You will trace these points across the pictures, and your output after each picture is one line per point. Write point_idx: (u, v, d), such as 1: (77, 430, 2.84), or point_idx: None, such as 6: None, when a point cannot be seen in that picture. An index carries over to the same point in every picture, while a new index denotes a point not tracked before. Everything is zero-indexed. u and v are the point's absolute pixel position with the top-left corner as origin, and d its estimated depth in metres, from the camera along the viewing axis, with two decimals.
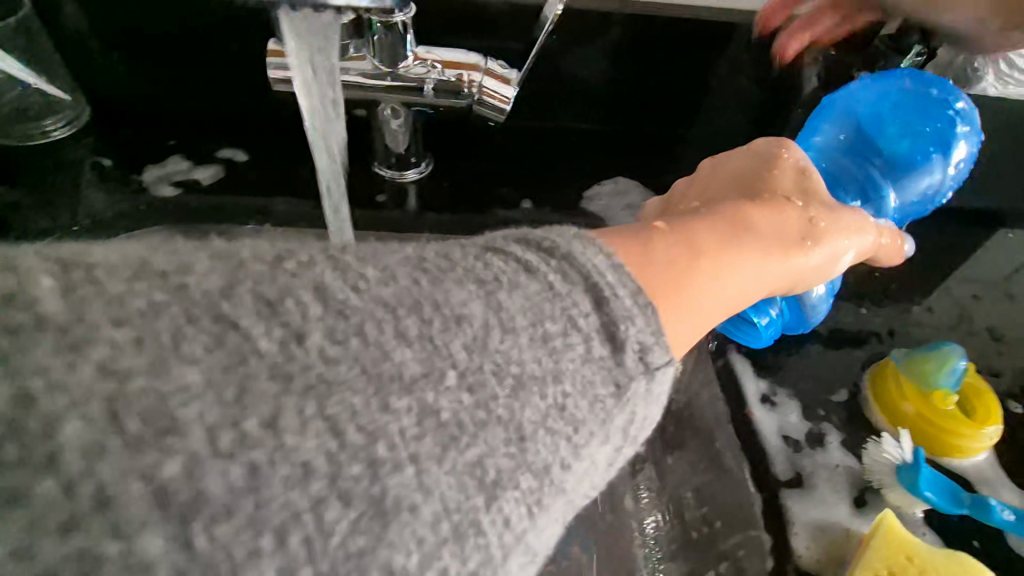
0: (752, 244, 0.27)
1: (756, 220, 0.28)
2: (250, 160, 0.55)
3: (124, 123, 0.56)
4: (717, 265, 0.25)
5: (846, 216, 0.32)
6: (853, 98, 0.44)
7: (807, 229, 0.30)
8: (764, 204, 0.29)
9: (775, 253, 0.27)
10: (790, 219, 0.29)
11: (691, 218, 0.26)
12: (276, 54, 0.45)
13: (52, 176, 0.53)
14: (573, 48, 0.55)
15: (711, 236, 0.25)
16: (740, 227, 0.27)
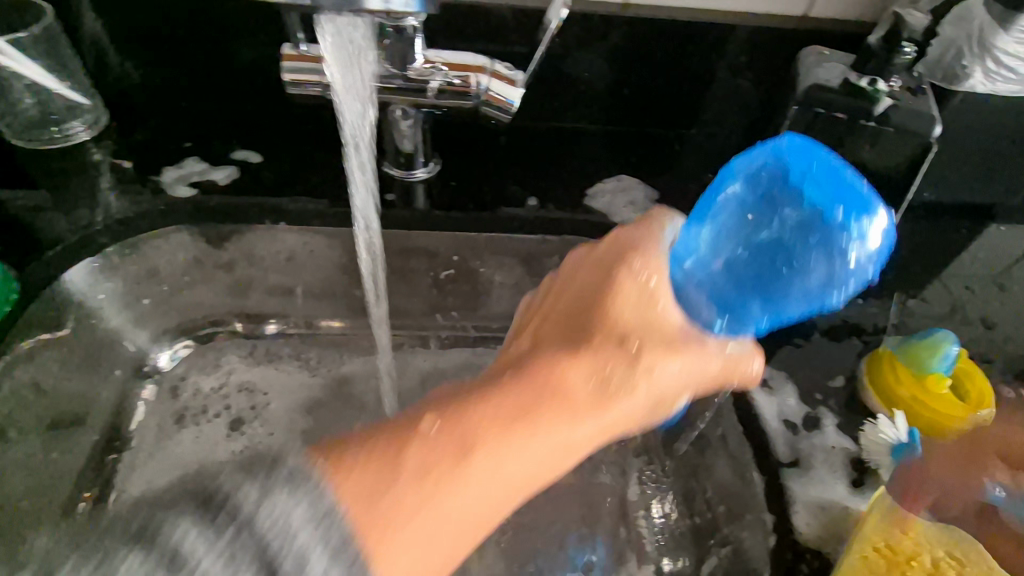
0: (523, 428, 0.29)
1: (547, 392, 0.30)
2: (264, 161, 0.56)
3: (140, 126, 0.58)
4: (464, 473, 0.27)
5: (659, 369, 0.33)
6: (757, 161, 0.33)
7: (600, 390, 0.31)
8: (530, 384, 0.30)
9: (544, 432, 0.29)
10: (576, 384, 0.31)
11: (450, 408, 0.28)
12: (293, 58, 0.48)
13: (71, 175, 0.55)
14: (574, 50, 0.58)
15: (425, 470, 0.26)
16: (462, 457, 0.27)
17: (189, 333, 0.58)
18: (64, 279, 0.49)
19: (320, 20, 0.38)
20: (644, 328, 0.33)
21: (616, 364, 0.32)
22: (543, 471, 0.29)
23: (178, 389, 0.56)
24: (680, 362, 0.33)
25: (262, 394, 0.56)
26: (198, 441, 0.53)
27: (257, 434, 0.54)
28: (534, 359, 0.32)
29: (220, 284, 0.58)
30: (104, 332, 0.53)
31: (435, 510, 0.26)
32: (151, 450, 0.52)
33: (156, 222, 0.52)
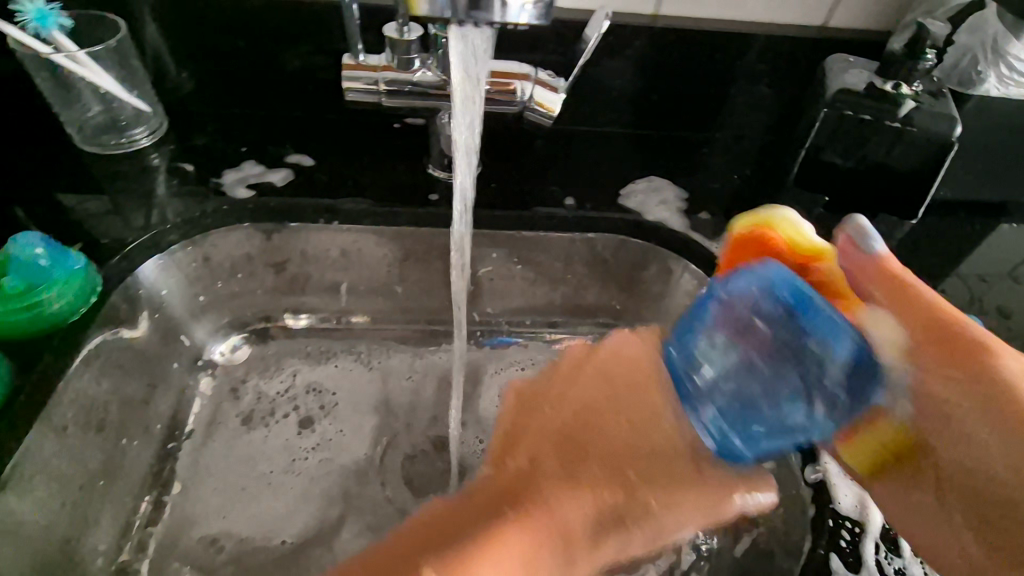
0: (554, 546, 0.33)
1: (558, 518, 0.34)
2: (316, 163, 0.60)
3: (199, 132, 0.61)
4: None
5: (671, 516, 0.35)
6: (721, 298, 0.35)
7: (607, 525, 0.34)
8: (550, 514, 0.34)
9: (569, 551, 0.33)
10: (588, 513, 0.34)
11: (496, 523, 0.33)
12: (352, 68, 0.52)
13: (135, 177, 0.58)
14: (605, 60, 0.62)
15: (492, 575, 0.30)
16: (534, 554, 0.32)
17: (244, 327, 0.62)
18: (136, 274, 0.51)
19: (453, 28, 0.41)
20: (637, 453, 0.36)
21: (631, 500, 0.35)
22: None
23: (238, 389, 0.59)
24: (664, 507, 0.35)
25: (330, 394, 0.59)
26: (269, 440, 0.56)
27: (327, 432, 0.57)
28: (562, 474, 0.35)
29: (273, 283, 0.61)
30: (168, 326, 0.56)
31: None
32: (220, 444, 0.55)
33: (223, 221, 0.55)
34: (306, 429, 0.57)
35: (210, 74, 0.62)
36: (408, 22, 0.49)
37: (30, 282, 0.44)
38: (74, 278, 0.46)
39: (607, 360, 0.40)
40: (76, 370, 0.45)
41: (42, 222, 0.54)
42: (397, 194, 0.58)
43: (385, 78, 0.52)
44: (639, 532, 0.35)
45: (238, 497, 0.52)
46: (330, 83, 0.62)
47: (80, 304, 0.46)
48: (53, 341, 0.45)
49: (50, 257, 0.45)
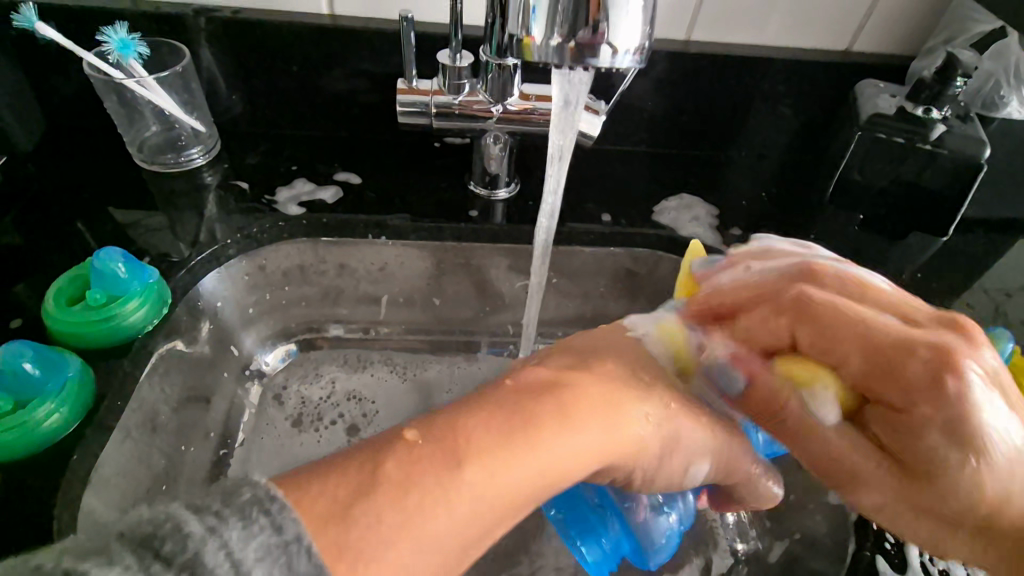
0: (558, 425, 0.32)
1: (564, 403, 0.33)
2: (364, 182, 0.63)
3: (251, 153, 0.64)
4: (494, 445, 0.30)
5: (676, 400, 0.37)
6: None
7: (611, 413, 0.34)
8: (559, 395, 0.33)
9: (574, 437, 0.32)
10: (597, 399, 0.34)
11: (504, 406, 0.32)
12: (406, 92, 0.55)
13: (190, 194, 0.60)
14: (640, 83, 0.65)
15: (488, 431, 0.30)
16: (529, 421, 0.31)
17: (289, 337, 0.64)
18: (198, 286, 0.55)
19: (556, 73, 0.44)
20: (638, 351, 0.40)
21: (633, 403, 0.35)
22: (563, 468, 0.31)
23: (280, 395, 0.61)
24: (681, 418, 0.36)
25: (371, 402, 0.61)
26: (320, 445, 0.58)
27: (374, 438, 0.58)
28: (560, 371, 0.35)
29: (317, 295, 0.63)
30: (222, 336, 0.58)
31: (484, 477, 0.29)
32: (270, 447, 0.57)
33: (277, 236, 0.58)
34: (353, 433, 0.59)
35: (261, 97, 0.65)
36: (460, 48, 0.53)
37: (113, 293, 0.47)
38: (150, 290, 0.48)
39: (621, 318, 0.43)
40: (147, 377, 0.48)
41: (106, 236, 0.56)
42: (440, 210, 0.61)
43: (436, 102, 0.55)
44: (628, 421, 0.34)
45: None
46: (375, 106, 0.65)
47: (154, 315, 0.49)
48: (129, 349, 0.47)
49: (129, 269, 0.47)
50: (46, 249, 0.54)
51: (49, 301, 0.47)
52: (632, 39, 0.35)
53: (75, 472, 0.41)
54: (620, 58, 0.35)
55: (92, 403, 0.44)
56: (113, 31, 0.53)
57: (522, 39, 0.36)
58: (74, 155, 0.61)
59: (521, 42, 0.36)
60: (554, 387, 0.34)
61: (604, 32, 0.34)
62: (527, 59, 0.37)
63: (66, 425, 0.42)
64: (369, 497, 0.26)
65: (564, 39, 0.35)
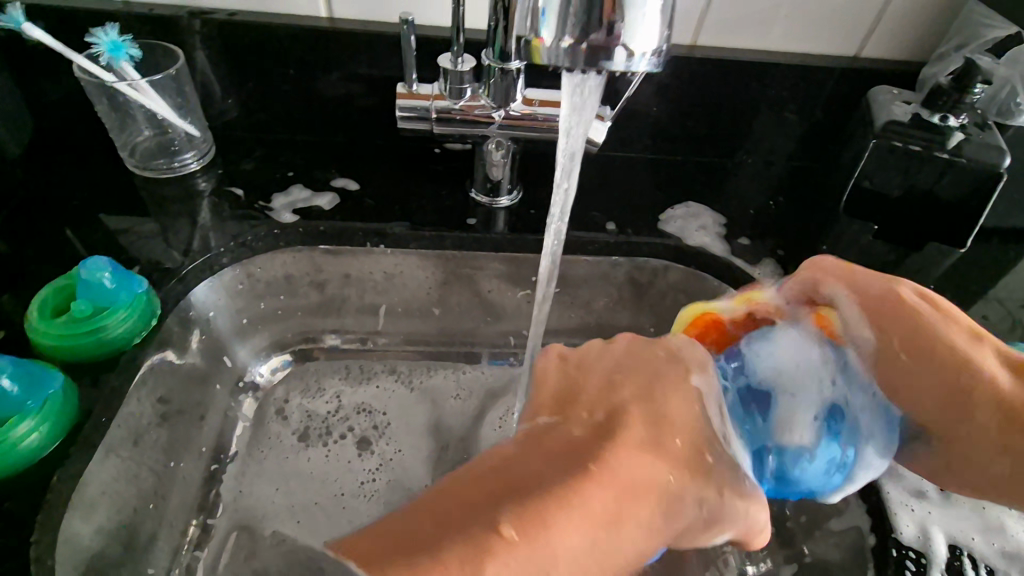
0: (640, 522, 0.29)
1: (648, 504, 0.29)
2: (361, 188, 0.61)
3: (247, 159, 0.63)
4: (578, 557, 0.26)
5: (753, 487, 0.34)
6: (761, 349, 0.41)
7: (693, 515, 0.31)
8: (645, 494, 0.29)
9: (650, 535, 0.29)
10: (676, 499, 0.30)
11: (562, 500, 0.27)
12: (406, 96, 0.53)
13: (184, 201, 0.59)
14: (644, 88, 0.63)
15: (579, 538, 0.27)
16: (615, 521, 0.28)
17: (285, 348, 0.62)
18: (191, 296, 0.53)
19: (563, 76, 0.42)
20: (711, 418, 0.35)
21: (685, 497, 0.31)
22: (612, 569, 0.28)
23: (283, 410, 0.59)
24: (753, 509, 0.33)
25: (382, 414, 0.59)
26: (329, 460, 0.56)
27: (387, 451, 0.57)
28: (640, 450, 0.31)
29: (314, 303, 0.62)
30: (214, 347, 0.57)
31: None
32: (278, 464, 0.55)
33: (273, 244, 0.56)
34: (365, 448, 0.57)
35: (258, 102, 0.63)
36: (462, 52, 0.51)
37: (99, 304, 0.45)
38: (139, 300, 0.47)
39: (679, 371, 0.37)
40: (135, 392, 0.46)
41: (95, 245, 0.54)
42: (440, 217, 0.59)
43: (436, 107, 0.53)
44: (681, 515, 0.30)
45: (309, 514, 0.52)
46: (374, 110, 0.63)
47: (143, 326, 0.47)
48: (116, 362, 0.45)
49: (117, 279, 0.45)
50: (33, 258, 0.53)
51: (33, 313, 0.45)
52: (649, 43, 0.34)
53: (57, 494, 0.39)
54: (636, 62, 0.34)
55: (76, 420, 0.42)
56: (104, 33, 0.52)
57: (530, 39, 0.35)
58: (64, 160, 0.60)
59: (529, 44, 0.35)
60: (640, 478, 0.30)
61: (620, 33, 0.33)
62: (535, 61, 0.35)
63: (47, 443, 0.40)
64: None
65: (577, 40, 0.33)
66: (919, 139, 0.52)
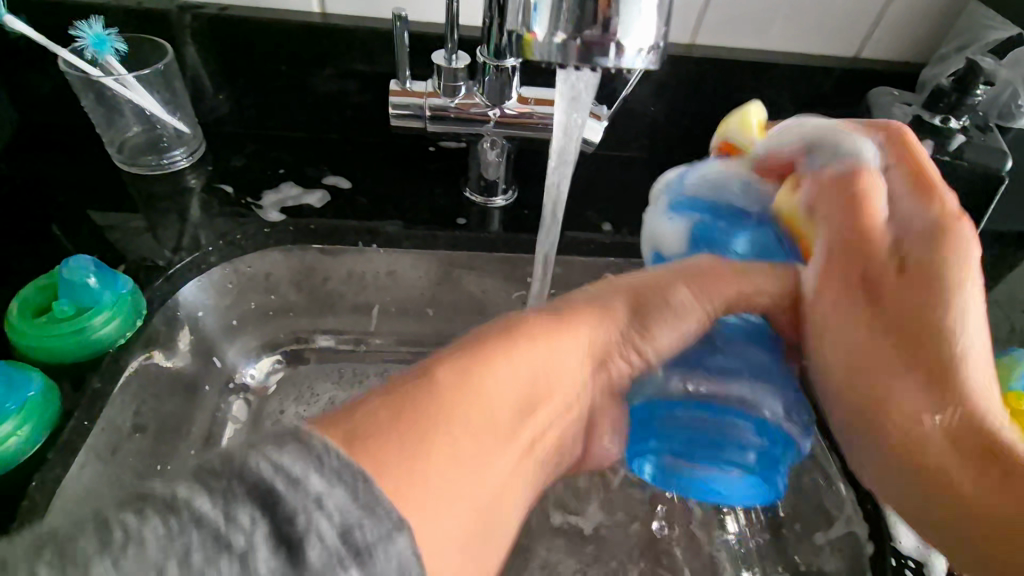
0: (498, 349, 0.34)
1: (493, 331, 0.36)
2: (354, 187, 0.60)
3: (238, 156, 0.62)
4: (451, 411, 0.29)
5: (613, 284, 0.42)
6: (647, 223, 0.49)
7: (544, 322, 0.38)
8: (489, 334, 0.36)
9: (513, 356, 0.35)
10: (531, 327, 0.37)
11: (466, 356, 0.33)
12: (399, 94, 0.52)
13: (173, 198, 0.58)
14: (642, 88, 0.63)
15: (452, 383, 0.30)
16: (467, 371, 0.32)
17: (276, 348, 0.61)
18: (178, 296, 0.51)
19: (557, 70, 0.40)
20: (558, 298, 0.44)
21: (644, 298, 0.41)
22: (535, 378, 0.36)
23: (280, 421, 0.58)
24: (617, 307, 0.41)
25: None
26: None
27: None
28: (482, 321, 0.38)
29: (306, 304, 0.61)
30: (203, 347, 0.56)
31: (464, 413, 0.29)
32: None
33: (263, 242, 0.55)
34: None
35: (251, 100, 0.62)
36: (456, 49, 0.50)
37: (82, 304, 0.44)
38: (123, 300, 0.46)
39: None
40: (120, 393, 0.45)
41: (81, 242, 0.53)
42: (434, 217, 0.58)
43: (430, 105, 0.52)
44: (529, 327, 0.37)
45: None
46: (367, 107, 0.62)
47: (127, 327, 0.46)
48: (99, 363, 0.44)
49: (101, 279, 0.45)
50: (18, 255, 0.52)
51: (14, 313, 0.44)
52: (645, 40, 0.33)
53: (36, 498, 0.38)
54: (631, 57, 0.33)
55: (57, 421, 0.41)
56: (88, 25, 0.51)
57: (523, 34, 0.34)
58: (52, 155, 0.59)
59: (521, 38, 0.34)
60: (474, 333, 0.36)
61: (614, 29, 0.32)
62: (528, 56, 0.34)
63: (27, 445, 0.39)
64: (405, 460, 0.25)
65: (570, 33, 0.33)
66: (923, 141, 0.51)
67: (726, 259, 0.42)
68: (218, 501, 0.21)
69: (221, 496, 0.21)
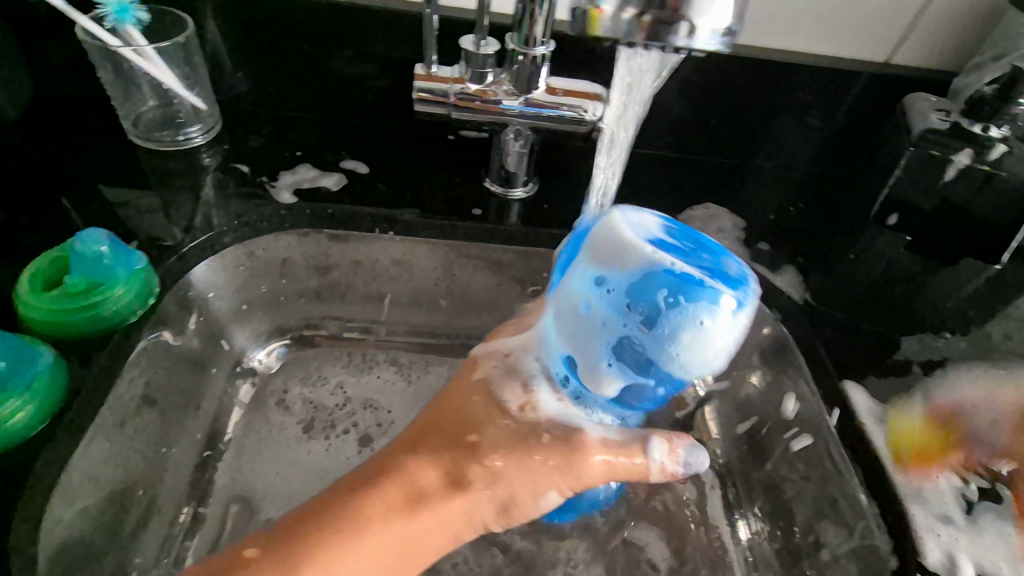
0: (343, 533, 0.38)
1: (370, 512, 0.40)
2: (372, 172, 0.59)
3: (254, 136, 0.60)
4: (328, 557, 0.37)
5: (419, 460, 0.43)
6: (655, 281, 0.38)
7: (410, 503, 0.41)
8: (367, 505, 0.40)
9: (363, 537, 0.39)
10: (375, 515, 0.40)
11: (403, 510, 0.40)
12: (425, 77, 0.51)
13: (186, 175, 0.56)
14: (669, 84, 0.61)
15: (365, 551, 0.38)
16: (361, 532, 0.39)
17: (285, 333, 0.60)
18: (190, 275, 0.50)
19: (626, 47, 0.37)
20: (440, 427, 0.45)
21: (440, 494, 0.42)
22: (405, 541, 0.40)
23: (284, 401, 0.57)
24: (397, 481, 0.41)
25: (387, 412, 0.57)
26: (329, 455, 0.53)
27: None
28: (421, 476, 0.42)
29: (317, 289, 0.59)
30: (212, 329, 0.54)
31: (359, 564, 0.38)
32: (279, 457, 0.53)
33: (278, 225, 0.54)
34: (366, 446, 0.54)
35: (270, 80, 0.61)
36: (486, 35, 0.49)
37: (93, 279, 0.43)
38: (136, 278, 0.44)
39: (471, 374, 0.47)
40: (128, 372, 0.43)
41: (93, 216, 0.52)
42: (453, 207, 0.57)
43: (457, 91, 0.51)
44: (411, 524, 0.40)
45: None
46: (388, 91, 0.61)
47: (139, 304, 0.44)
48: (109, 341, 0.43)
49: (113, 254, 0.43)
50: (26, 228, 0.50)
51: (24, 285, 0.43)
52: (721, 19, 0.31)
53: (40, 478, 0.37)
54: (697, 39, 0.32)
55: (63, 400, 0.40)
56: None
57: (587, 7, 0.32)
58: (66, 128, 0.58)
59: (585, 13, 0.32)
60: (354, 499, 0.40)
61: (687, 7, 0.31)
62: (592, 31, 0.33)
63: (33, 426, 0.38)
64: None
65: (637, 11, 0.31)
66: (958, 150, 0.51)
67: (597, 462, 0.43)
68: None
69: None
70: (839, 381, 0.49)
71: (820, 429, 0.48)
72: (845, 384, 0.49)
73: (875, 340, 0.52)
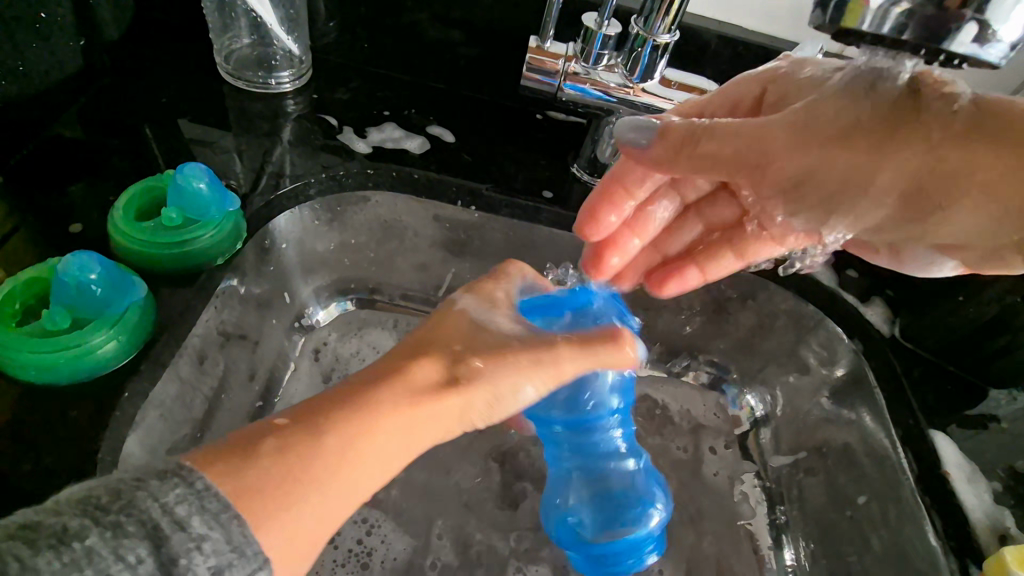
0: (358, 424, 0.31)
1: (380, 395, 0.32)
2: (458, 142, 0.57)
3: (341, 89, 0.58)
4: (336, 455, 0.29)
5: (424, 361, 0.35)
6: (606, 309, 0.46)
7: (416, 394, 0.33)
8: (381, 403, 0.32)
9: (378, 431, 0.31)
10: (386, 408, 0.32)
11: (402, 399, 0.33)
12: (536, 54, 0.50)
13: (270, 117, 0.55)
14: None
15: (381, 441, 0.31)
16: (368, 418, 0.31)
17: (346, 292, 0.57)
18: (272, 224, 0.49)
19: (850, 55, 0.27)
20: (439, 336, 0.38)
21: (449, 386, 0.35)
22: (411, 441, 0.33)
23: (318, 351, 0.55)
24: (404, 374, 0.34)
25: None
26: None
27: None
28: (426, 373, 0.35)
29: (378, 252, 0.57)
30: (280, 278, 0.52)
31: (366, 447, 0.31)
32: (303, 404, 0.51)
33: (362, 183, 0.52)
34: None
35: (367, 34, 0.59)
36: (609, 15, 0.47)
37: (189, 215, 0.43)
38: (228, 219, 0.44)
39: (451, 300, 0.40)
40: (206, 313, 0.42)
41: (179, 149, 0.51)
42: (535, 187, 0.55)
43: (567, 70, 0.50)
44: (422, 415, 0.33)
45: None
46: (485, 61, 0.59)
47: (227, 248, 0.44)
48: (194, 280, 0.43)
49: (211, 190, 0.43)
50: (109, 152, 0.49)
51: (118, 210, 0.43)
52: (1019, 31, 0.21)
53: (124, 412, 0.37)
54: (999, 56, 0.22)
55: (148, 336, 0.40)
56: None
57: None
58: (156, 58, 0.57)
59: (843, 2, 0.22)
60: (366, 388, 0.33)
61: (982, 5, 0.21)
62: (843, 27, 0.22)
63: (117, 357, 0.38)
64: (274, 504, 0.27)
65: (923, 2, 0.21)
66: None
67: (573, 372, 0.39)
68: (107, 536, 0.22)
69: (111, 529, 0.22)
70: (925, 427, 0.47)
71: (889, 465, 0.46)
72: (930, 430, 0.47)
73: (959, 386, 0.50)
